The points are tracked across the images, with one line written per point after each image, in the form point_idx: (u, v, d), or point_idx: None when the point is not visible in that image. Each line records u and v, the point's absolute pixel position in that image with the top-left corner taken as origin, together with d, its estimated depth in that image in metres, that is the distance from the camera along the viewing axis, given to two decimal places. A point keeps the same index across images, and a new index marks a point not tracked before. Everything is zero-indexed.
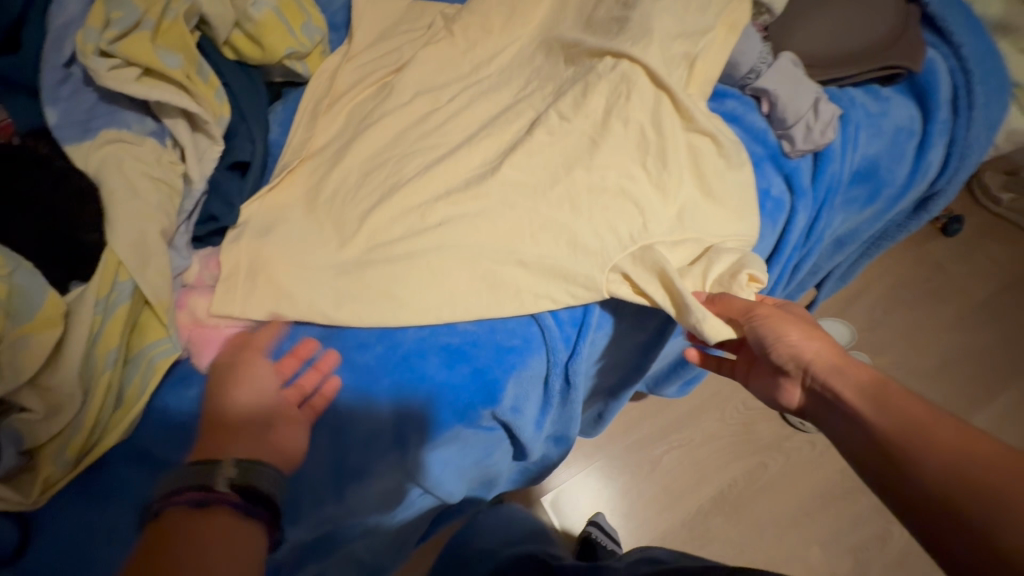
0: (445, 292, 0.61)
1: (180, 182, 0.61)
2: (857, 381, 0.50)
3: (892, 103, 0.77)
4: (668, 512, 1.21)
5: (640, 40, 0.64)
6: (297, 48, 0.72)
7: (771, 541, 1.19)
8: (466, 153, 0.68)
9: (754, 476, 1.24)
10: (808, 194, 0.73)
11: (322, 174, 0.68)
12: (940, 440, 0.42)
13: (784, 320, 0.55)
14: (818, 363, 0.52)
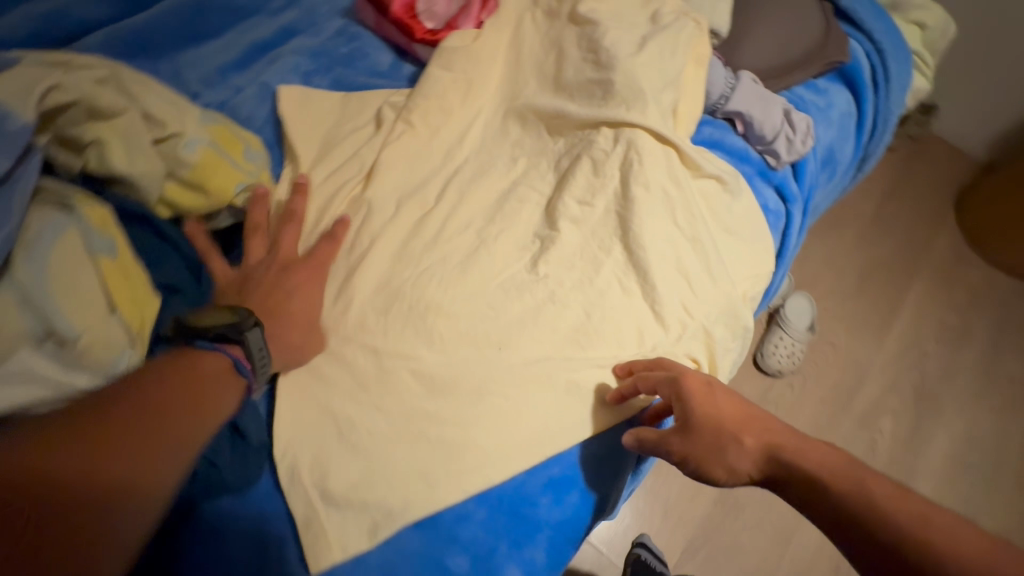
0: (531, 423, 0.56)
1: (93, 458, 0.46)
2: (821, 463, 0.46)
3: (831, 93, 0.83)
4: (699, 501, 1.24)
5: (634, 103, 0.62)
6: (246, 181, 0.60)
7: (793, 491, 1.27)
8: (488, 257, 0.64)
9: None
10: (797, 198, 0.76)
11: (333, 328, 0.59)
12: (874, 487, 0.43)
13: (705, 386, 0.53)
14: (770, 438, 0.49)
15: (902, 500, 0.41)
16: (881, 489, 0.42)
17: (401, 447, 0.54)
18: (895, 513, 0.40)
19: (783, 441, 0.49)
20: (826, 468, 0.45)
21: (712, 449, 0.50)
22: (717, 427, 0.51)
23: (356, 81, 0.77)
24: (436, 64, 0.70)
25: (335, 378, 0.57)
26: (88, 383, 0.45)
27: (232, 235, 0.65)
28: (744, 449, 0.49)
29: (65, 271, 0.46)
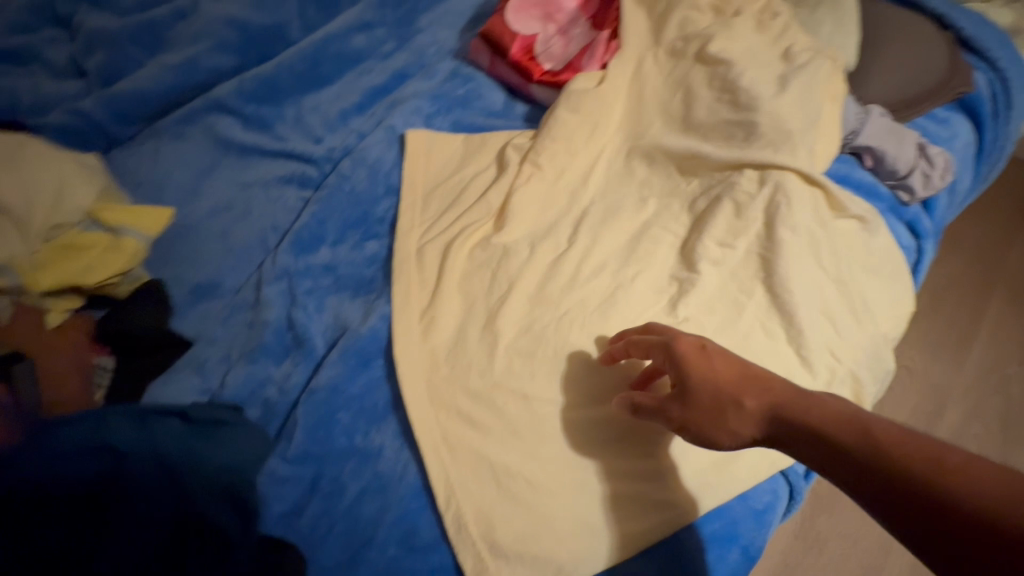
0: (692, 473, 0.55)
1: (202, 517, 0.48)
2: (837, 424, 0.41)
3: (953, 123, 0.81)
4: None
5: (781, 145, 0.61)
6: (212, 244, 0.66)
7: None
8: (626, 300, 0.63)
9: None
10: (931, 233, 0.74)
11: (482, 375, 0.59)
12: (902, 445, 0.38)
13: (694, 342, 0.51)
14: (779, 400, 0.45)
15: (943, 453, 0.37)
16: (909, 445, 0.38)
17: (563, 499, 0.53)
18: (930, 478, 0.35)
19: (784, 396, 0.45)
20: (828, 430, 0.41)
21: (716, 400, 0.47)
22: (715, 388, 0.48)
23: (476, 121, 0.77)
24: (563, 107, 0.71)
25: (488, 427, 0.56)
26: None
27: (372, 280, 0.66)
28: (739, 409, 0.46)
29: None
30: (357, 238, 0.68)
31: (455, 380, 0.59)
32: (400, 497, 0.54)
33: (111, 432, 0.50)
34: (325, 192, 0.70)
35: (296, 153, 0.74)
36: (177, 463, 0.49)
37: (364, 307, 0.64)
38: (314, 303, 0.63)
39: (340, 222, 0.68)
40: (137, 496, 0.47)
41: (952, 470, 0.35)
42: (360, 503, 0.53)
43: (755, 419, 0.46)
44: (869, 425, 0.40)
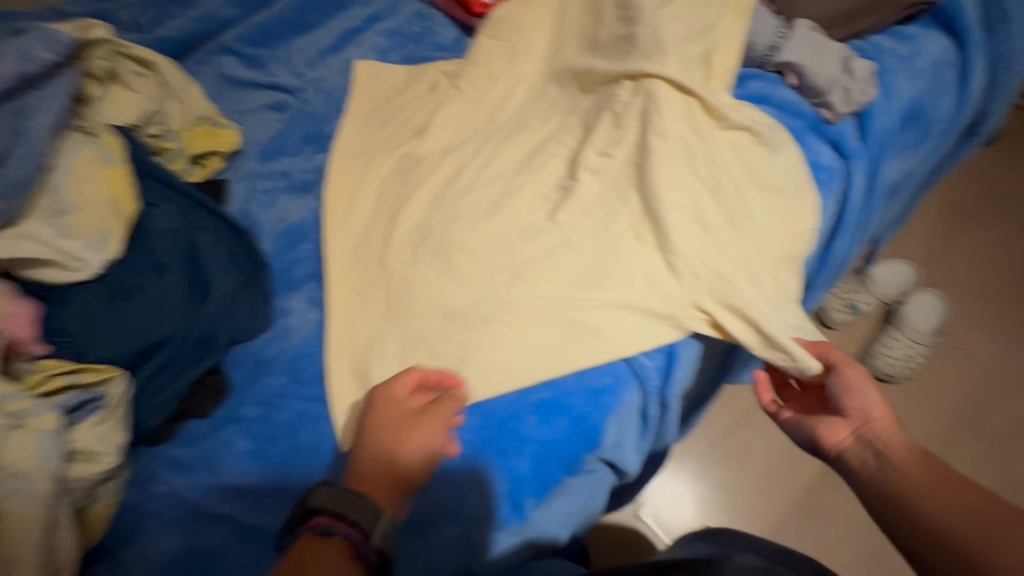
0: (531, 349, 0.62)
1: (133, 317, 0.59)
2: (914, 456, 0.53)
3: (922, 40, 0.74)
4: (775, 496, 1.21)
5: (655, 57, 0.66)
6: (221, 148, 0.80)
7: None
8: (513, 203, 0.70)
9: None
10: (861, 154, 0.70)
11: (376, 255, 0.70)
12: (911, 477, 0.51)
13: (864, 380, 0.58)
14: (879, 423, 0.56)
15: (960, 510, 0.47)
16: (976, 509, 0.46)
17: (418, 359, 0.63)
18: (987, 534, 0.44)
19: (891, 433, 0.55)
20: (893, 465, 0.53)
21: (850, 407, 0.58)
22: (864, 416, 0.57)
23: (422, 55, 0.88)
24: (484, 34, 0.78)
25: (373, 298, 0.68)
26: (98, 262, 0.58)
27: (313, 183, 0.79)
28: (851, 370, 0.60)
29: (86, 178, 0.60)
30: (310, 150, 0.82)
31: (357, 260, 0.71)
32: (296, 343, 0.67)
33: (158, 242, 0.62)
34: (291, 114, 0.86)
35: (278, 85, 0.90)
36: (190, 276, 0.63)
37: (301, 203, 0.77)
38: (267, 200, 0.78)
39: (299, 137, 0.83)
40: (130, 285, 0.60)
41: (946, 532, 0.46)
42: (266, 345, 0.67)
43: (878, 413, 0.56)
44: (914, 492, 0.50)
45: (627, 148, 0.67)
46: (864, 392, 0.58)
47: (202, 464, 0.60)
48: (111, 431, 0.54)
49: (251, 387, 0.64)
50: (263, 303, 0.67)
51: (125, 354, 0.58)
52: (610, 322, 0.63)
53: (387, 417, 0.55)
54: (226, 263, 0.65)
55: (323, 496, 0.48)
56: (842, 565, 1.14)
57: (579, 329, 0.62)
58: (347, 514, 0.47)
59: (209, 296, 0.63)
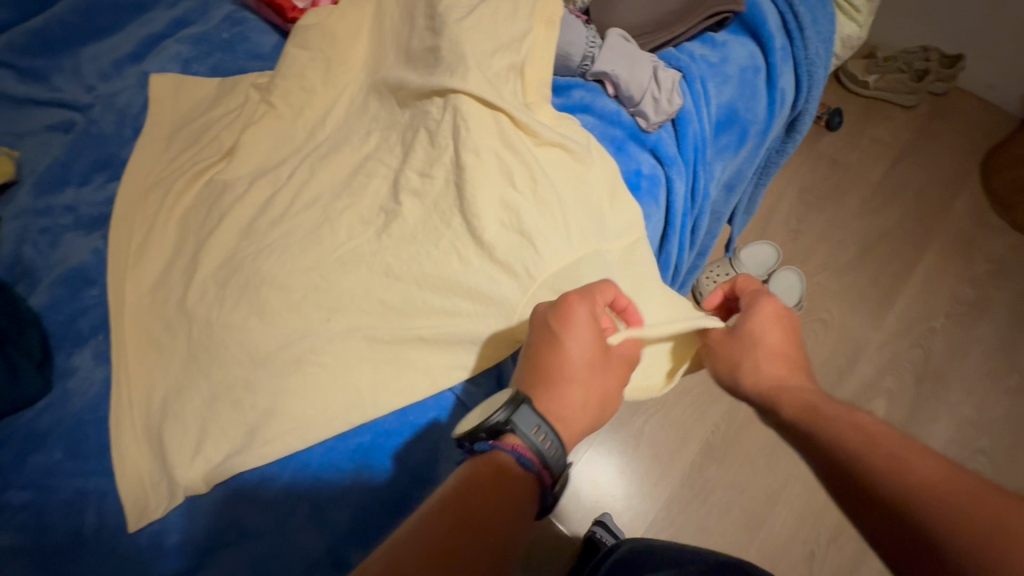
0: (348, 391, 0.58)
1: None
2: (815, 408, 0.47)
3: (730, 46, 0.77)
4: (665, 476, 1.29)
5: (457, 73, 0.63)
6: None
7: (767, 469, 1.30)
8: (332, 228, 0.65)
9: (732, 415, 1.35)
10: (678, 160, 0.72)
11: (176, 297, 0.63)
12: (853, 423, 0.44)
13: (734, 339, 0.56)
14: (775, 391, 0.51)
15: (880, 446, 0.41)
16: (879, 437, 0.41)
17: (222, 414, 0.57)
18: (905, 467, 0.38)
19: (818, 401, 0.48)
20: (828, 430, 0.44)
21: (726, 365, 0.55)
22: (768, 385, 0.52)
23: (234, 65, 0.80)
24: (291, 43, 0.72)
25: (175, 348, 0.61)
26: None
27: (106, 217, 0.70)
28: (750, 330, 0.55)
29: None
30: (102, 179, 0.72)
31: (155, 305, 0.63)
32: (79, 408, 0.58)
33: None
34: (76, 136, 0.75)
35: (63, 102, 0.78)
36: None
37: (87, 241, 0.67)
38: (47, 240, 0.67)
39: (88, 163, 0.73)
40: None
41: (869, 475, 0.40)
42: (41, 413, 0.58)
43: (773, 373, 0.53)
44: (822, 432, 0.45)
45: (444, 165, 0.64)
46: (744, 350, 0.55)
47: None
48: None
49: (19, 467, 0.55)
50: (30, 368, 0.57)
51: None
52: (430, 354, 0.60)
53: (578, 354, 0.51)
54: None
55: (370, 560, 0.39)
56: (725, 534, 1.23)
57: (398, 361, 0.60)
58: (528, 436, 0.46)
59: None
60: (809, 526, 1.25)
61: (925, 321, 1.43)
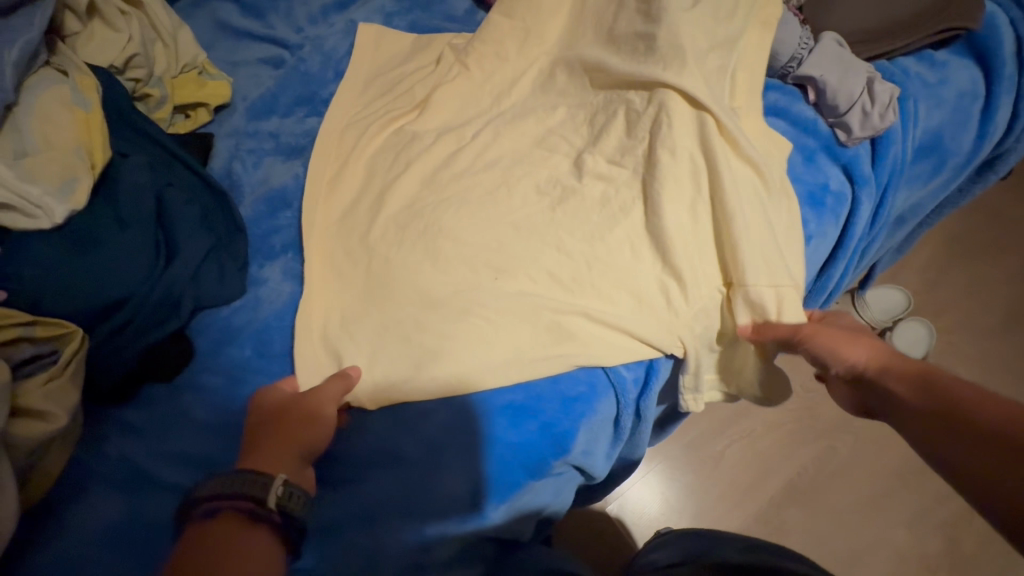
0: (508, 348, 0.60)
1: (101, 275, 0.55)
2: (911, 377, 0.47)
3: (950, 67, 0.71)
4: (739, 507, 1.23)
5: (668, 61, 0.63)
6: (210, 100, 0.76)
7: (854, 527, 1.21)
8: (505, 192, 0.67)
9: (825, 459, 1.26)
10: (871, 181, 0.67)
11: (358, 231, 0.67)
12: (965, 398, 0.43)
13: (835, 336, 0.54)
14: (871, 366, 0.50)
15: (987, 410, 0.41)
16: (989, 405, 0.41)
17: (391, 346, 0.61)
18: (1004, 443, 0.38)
19: (934, 371, 0.47)
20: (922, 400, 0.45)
21: (827, 351, 0.54)
22: (895, 380, 0.48)
23: (431, 25, 0.84)
24: (497, 10, 0.74)
25: (354, 279, 0.65)
26: (61, 213, 0.54)
27: (302, 148, 0.76)
28: (828, 334, 0.55)
29: (56, 119, 0.55)
30: (301, 113, 0.78)
31: (338, 235, 0.68)
32: (266, 315, 0.64)
33: (124, 198, 0.58)
34: (285, 71, 0.82)
35: (275, 40, 0.85)
36: (156, 235, 0.59)
37: (286, 167, 0.74)
38: (252, 160, 0.74)
39: (291, 97, 0.79)
40: (96, 234, 0.56)
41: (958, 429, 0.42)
42: (235, 312, 0.64)
43: (870, 352, 0.52)
44: (957, 411, 0.42)
45: (632, 149, 0.65)
46: (845, 346, 0.53)
47: (154, 427, 0.58)
48: (62, 391, 0.51)
49: (214, 355, 0.62)
50: (234, 270, 0.64)
51: (93, 309, 0.55)
52: (593, 336, 0.61)
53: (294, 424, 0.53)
54: (204, 226, 0.62)
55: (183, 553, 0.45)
56: None
57: (562, 333, 0.61)
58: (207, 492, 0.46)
59: (175, 260, 0.59)
60: None
61: None
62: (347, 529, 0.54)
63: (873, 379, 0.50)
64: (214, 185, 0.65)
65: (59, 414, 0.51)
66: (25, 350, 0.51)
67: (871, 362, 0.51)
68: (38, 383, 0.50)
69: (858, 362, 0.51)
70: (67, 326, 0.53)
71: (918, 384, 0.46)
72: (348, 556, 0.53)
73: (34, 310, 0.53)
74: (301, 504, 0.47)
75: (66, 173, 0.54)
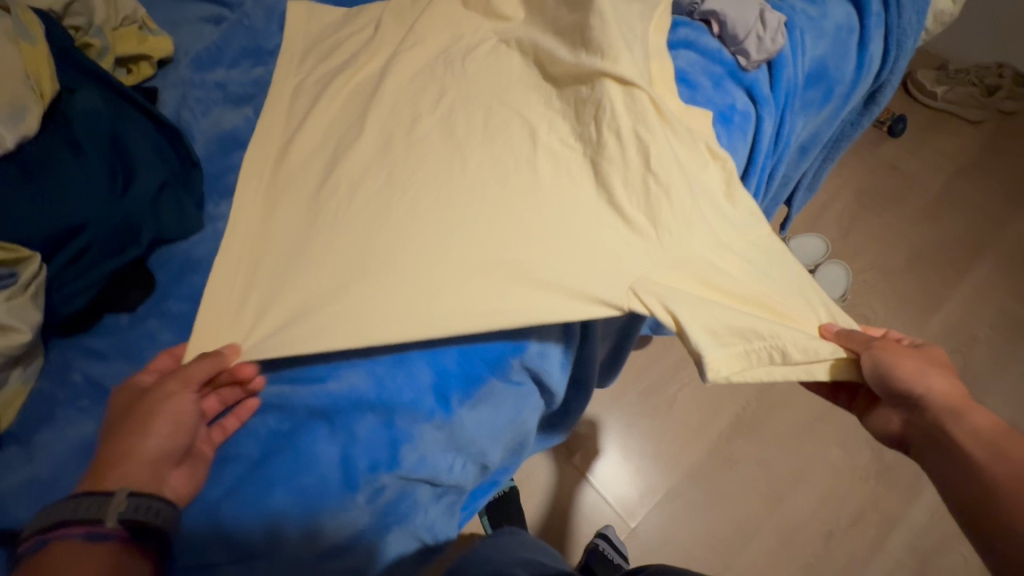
0: (460, 252, 0.61)
1: (54, 198, 0.56)
2: (982, 431, 0.51)
3: (829, 4, 0.83)
4: (694, 443, 1.33)
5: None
6: (154, 52, 0.78)
7: (793, 450, 1.34)
8: (448, 122, 0.71)
9: (766, 393, 1.40)
10: (770, 101, 0.77)
11: (311, 166, 0.70)
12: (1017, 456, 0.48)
13: (900, 354, 0.57)
14: (939, 403, 0.54)
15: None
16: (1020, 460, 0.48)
17: (351, 262, 0.63)
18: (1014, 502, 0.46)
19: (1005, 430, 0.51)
20: (975, 442, 0.50)
21: (885, 368, 0.57)
22: (946, 416, 0.54)
23: None
24: None
25: (308, 204, 0.67)
26: (11, 139, 0.55)
27: (251, 96, 0.79)
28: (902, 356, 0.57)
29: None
30: (248, 64, 0.81)
31: (290, 169, 0.70)
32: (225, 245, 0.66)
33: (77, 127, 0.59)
34: (227, 26, 0.83)
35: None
36: (112, 163, 0.60)
37: (237, 113, 0.76)
38: (200, 108, 0.76)
39: (236, 50, 0.82)
40: (43, 159, 0.57)
41: (983, 497, 0.48)
42: (194, 245, 0.66)
43: (947, 391, 0.55)
44: (986, 463, 0.49)
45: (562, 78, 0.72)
46: (921, 372, 0.56)
47: (119, 354, 0.60)
48: (23, 308, 0.52)
49: (176, 285, 0.64)
50: (191, 206, 0.66)
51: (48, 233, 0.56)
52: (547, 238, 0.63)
53: (131, 447, 0.51)
54: (156, 158, 0.64)
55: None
56: (748, 505, 1.28)
57: (525, 234, 0.62)
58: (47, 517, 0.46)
59: (132, 186, 0.61)
60: (830, 508, 1.28)
61: (969, 329, 1.44)
62: (318, 426, 0.58)
63: (929, 417, 0.54)
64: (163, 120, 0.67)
65: (22, 331, 0.52)
66: None
67: (948, 402, 0.54)
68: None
69: (919, 394, 0.55)
70: (17, 250, 0.53)
71: (978, 438, 0.51)
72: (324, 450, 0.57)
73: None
74: (151, 514, 0.48)
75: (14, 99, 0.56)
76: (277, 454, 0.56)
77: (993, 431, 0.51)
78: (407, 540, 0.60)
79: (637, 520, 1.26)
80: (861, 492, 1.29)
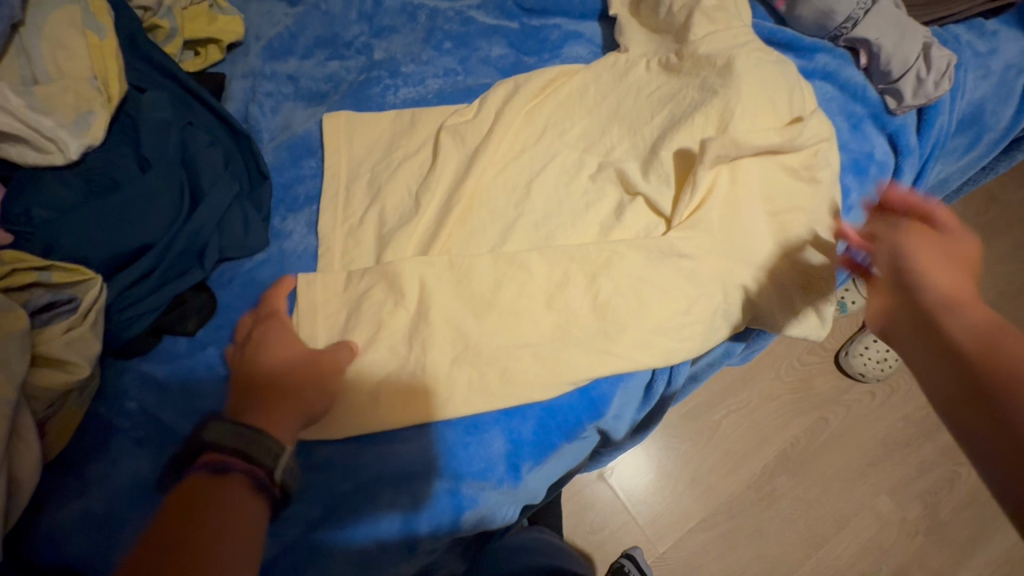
0: (539, 310, 0.55)
1: (119, 218, 0.51)
2: (912, 326, 0.38)
3: (1000, 38, 0.70)
4: (733, 474, 1.12)
5: (716, 19, 0.62)
6: (222, 35, 0.71)
7: (841, 497, 1.11)
8: (529, 147, 0.63)
9: (816, 431, 1.16)
10: (915, 152, 0.66)
11: (379, 182, 0.63)
12: (1007, 345, 0.32)
13: (908, 256, 0.41)
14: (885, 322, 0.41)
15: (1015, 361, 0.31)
16: (994, 365, 0.31)
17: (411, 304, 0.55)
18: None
19: (965, 322, 0.35)
20: (945, 332, 0.35)
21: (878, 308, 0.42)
22: (904, 305, 0.39)
23: None
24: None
25: (381, 230, 0.61)
26: (76, 150, 0.50)
27: (324, 95, 0.72)
28: (882, 296, 0.42)
29: (67, 45, 0.51)
30: (323, 56, 0.73)
31: (361, 186, 0.64)
32: (292, 271, 0.60)
33: (145, 134, 0.54)
34: (302, 9, 0.75)
35: None
36: (179, 175, 0.55)
37: (308, 114, 0.69)
38: (269, 104, 0.69)
39: (311, 38, 0.74)
40: (112, 174, 0.53)
41: (996, 374, 0.31)
42: (259, 266, 0.61)
43: (886, 308, 0.41)
44: (934, 331, 0.36)
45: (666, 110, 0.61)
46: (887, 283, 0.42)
47: (178, 383, 0.55)
48: (82, 340, 0.48)
49: (239, 310, 0.58)
50: (259, 220, 0.61)
51: (115, 257, 0.52)
52: (632, 292, 0.55)
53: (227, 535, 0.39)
54: (225, 171, 0.58)
55: (218, 430, 0.43)
56: (785, 550, 1.07)
57: (622, 293, 0.55)
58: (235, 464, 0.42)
59: (200, 205, 0.56)
60: (873, 563, 1.07)
61: None
62: (379, 489, 0.52)
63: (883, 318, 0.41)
64: (234, 125, 0.61)
65: (80, 366, 0.47)
66: (32, 298, 0.47)
67: (890, 312, 0.40)
68: (53, 332, 0.47)
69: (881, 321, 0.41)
70: (77, 273, 0.49)
71: (925, 327, 0.37)
72: (387, 516, 0.52)
73: (51, 251, 0.50)
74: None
75: (80, 104, 0.50)
76: (340, 520, 0.51)
77: (928, 338, 0.36)
78: (477, 525, 0.55)
79: (666, 545, 1.09)
80: (908, 548, 1.07)
